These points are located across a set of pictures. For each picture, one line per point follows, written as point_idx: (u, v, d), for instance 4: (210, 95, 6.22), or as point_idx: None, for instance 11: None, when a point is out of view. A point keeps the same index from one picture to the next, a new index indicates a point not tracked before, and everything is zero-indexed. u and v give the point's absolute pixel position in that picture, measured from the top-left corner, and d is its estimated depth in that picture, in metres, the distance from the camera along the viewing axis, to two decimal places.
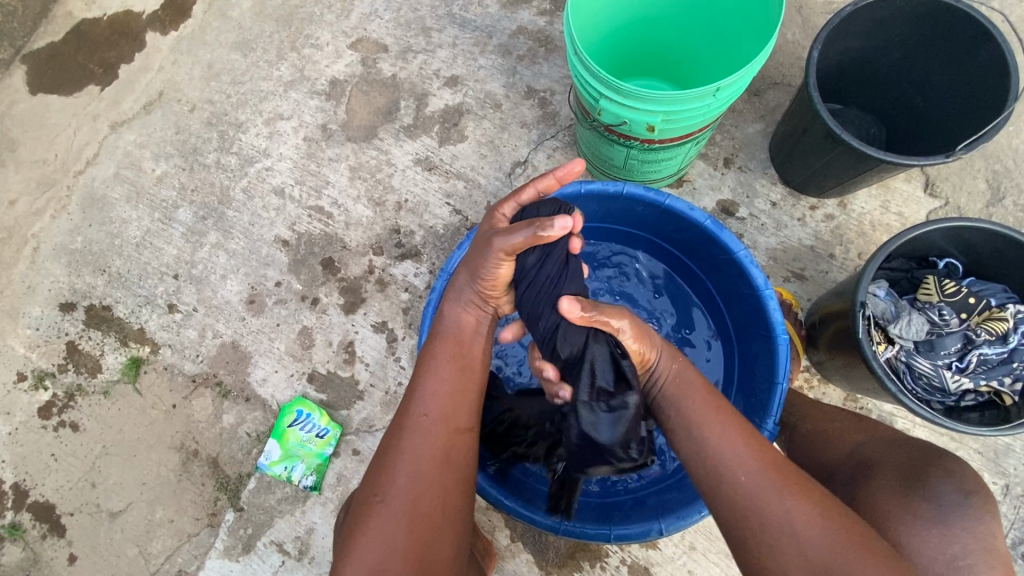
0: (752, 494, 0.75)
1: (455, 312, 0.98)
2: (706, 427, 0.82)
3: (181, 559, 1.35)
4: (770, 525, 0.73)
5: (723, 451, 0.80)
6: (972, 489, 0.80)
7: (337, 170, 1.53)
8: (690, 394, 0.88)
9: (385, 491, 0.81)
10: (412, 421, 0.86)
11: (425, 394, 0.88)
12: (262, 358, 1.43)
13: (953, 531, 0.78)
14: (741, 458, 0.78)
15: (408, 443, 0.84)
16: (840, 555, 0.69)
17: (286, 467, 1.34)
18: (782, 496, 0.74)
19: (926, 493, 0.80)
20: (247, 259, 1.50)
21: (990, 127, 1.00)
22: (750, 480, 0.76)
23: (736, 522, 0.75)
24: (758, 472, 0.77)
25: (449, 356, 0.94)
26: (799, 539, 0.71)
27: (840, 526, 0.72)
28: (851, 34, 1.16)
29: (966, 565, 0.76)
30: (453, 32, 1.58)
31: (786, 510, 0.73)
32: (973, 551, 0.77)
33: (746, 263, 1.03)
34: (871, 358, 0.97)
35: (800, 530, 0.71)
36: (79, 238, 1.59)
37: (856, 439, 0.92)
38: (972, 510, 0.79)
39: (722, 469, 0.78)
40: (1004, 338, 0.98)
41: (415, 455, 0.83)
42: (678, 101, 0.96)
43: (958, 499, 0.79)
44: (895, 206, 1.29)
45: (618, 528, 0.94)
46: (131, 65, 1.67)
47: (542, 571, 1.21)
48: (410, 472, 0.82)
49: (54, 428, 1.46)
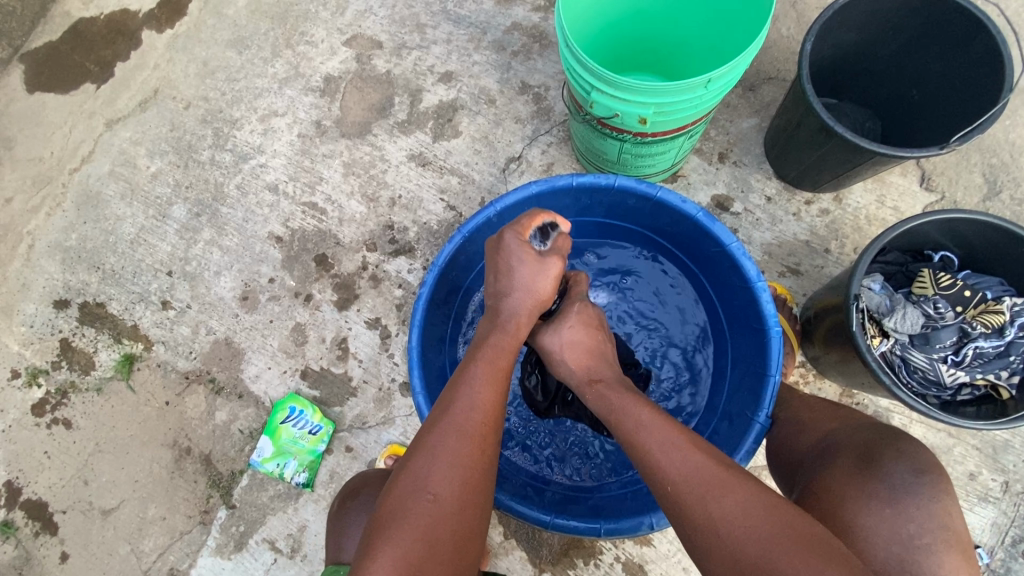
0: (681, 495, 0.70)
1: (512, 326, 0.93)
2: (637, 433, 0.78)
3: (173, 557, 1.35)
4: (698, 529, 0.68)
5: (654, 456, 0.75)
6: (926, 469, 0.80)
7: (331, 166, 1.52)
8: (626, 405, 0.83)
9: (434, 490, 0.73)
10: (467, 423, 0.79)
11: (477, 398, 0.82)
12: (255, 355, 1.42)
13: (909, 511, 0.78)
14: (672, 461, 0.73)
15: (459, 444, 0.77)
16: (773, 561, 0.62)
17: (278, 464, 1.33)
18: (712, 495, 0.69)
19: (879, 474, 0.81)
20: (240, 255, 1.50)
21: (985, 119, 0.99)
22: (678, 484, 0.71)
23: (679, 527, 0.70)
24: (690, 475, 0.71)
25: (498, 366, 0.87)
26: (730, 543, 0.65)
27: (781, 527, 0.65)
28: (845, 27, 1.16)
29: (924, 545, 0.76)
30: (447, 28, 1.57)
31: (716, 510, 0.67)
32: (930, 531, 0.77)
33: (738, 255, 1.02)
34: (865, 351, 0.96)
35: (729, 532, 0.66)
36: (73, 235, 1.59)
37: (827, 426, 0.92)
38: (926, 487, 0.79)
39: (650, 473, 0.74)
40: (1001, 331, 0.97)
41: (465, 459, 0.76)
42: (670, 93, 0.95)
43: (911, 478, 0.80)
44: (891, 201, 1.28)
45: (608, 522, 0.93)
46: (126, 63, 1.67)
47: (536, 569, 1.20)
48: (459, 474, 0.75)
49: (47, 426, 1.46)
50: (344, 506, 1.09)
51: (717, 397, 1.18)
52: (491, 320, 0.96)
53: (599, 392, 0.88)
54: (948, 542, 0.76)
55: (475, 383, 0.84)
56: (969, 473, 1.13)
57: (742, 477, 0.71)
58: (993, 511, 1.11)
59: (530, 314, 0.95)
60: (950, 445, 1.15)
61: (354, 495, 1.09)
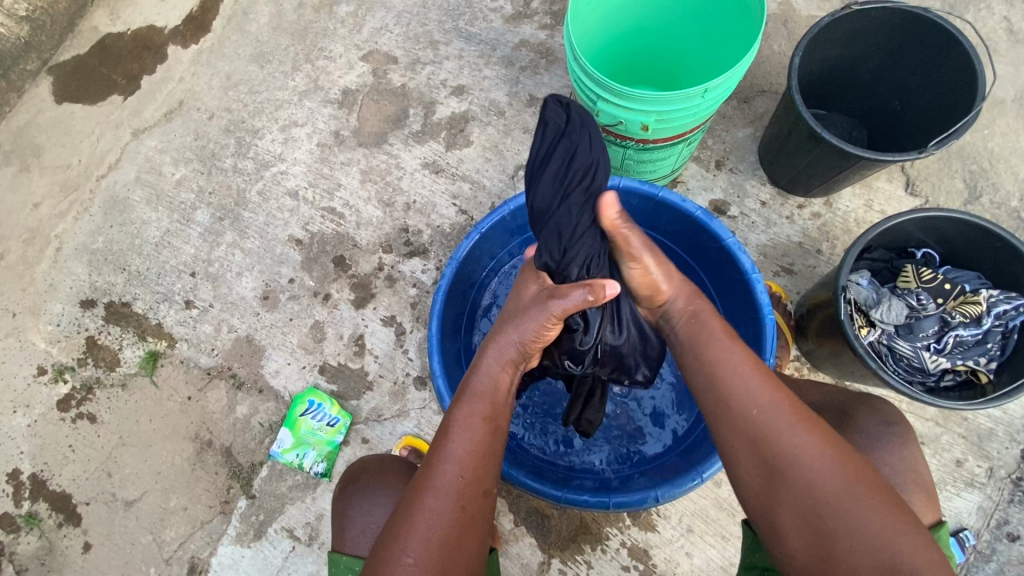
0: (767, 426, 0.79)
1: (485, 367, 0.94)
2: (720, 361, 0.85)
3: (194, 546, 1.39)
4: (781, 458, 0.77)
5: (737, 386, 0.83)
6: (895, 421, 0.93)
7: (349, 173, 1.61)
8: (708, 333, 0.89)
9: (414, 554, 0.79)
10: (444, 479, 0.84)
11: (455, 450, 0.86)
12: (274, 352, 1.49)
13: (883, 457, 0.90)
14: (757, 393, 0.81)
15: (440, 503, 0.82)
16: (847, 490, 0.74)
17: (297, 455, 1.39)
18: (794, 430, 0.78)
19: (856, 428, 0.92)
20: (261, 257, 1.57)
21: (960, 125, 1.07)
22: (763, 413, 0.80)
23: (750, 453, 0.80)
24: (776, 409, 0.80)
25: (478, 415, 0.89)
26: (806, 475, 0.76)
27: (845, 462, 0.76)
28: (831, 42, 1.25)
29: (898, 485, 0.88)
30: (459, 44, 1.67)
31: (794, 444, 0.77)
32: (901, 474, 0.89)
33: (735, 250, 1.10)
34: (853, 339, 1.03)
35: (806, 466, 0.76)
36: (100, 238, 1.66)
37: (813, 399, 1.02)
38: (896, 437, 0.91)
39: (737, 401, 0.82)
40: (978, 320, 1.04)
41: (453, 514, 0.82)
42: (670, 101, 1.04)
43: (883, 430, 0.92)
44: (878, 205, 1.36)
45: (615, 496, 0.99)
46: (153, 77, 1.76)
47: (545, 553, 1.25)
48: (439, 535, 0.81)
49: (72, 420, 1.51)
50: (344, 491, 1.13)
51: None
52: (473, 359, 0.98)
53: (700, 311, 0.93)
54: (914, 482, 0.89)
55: (454, 429, 0.88)
56: (956, 460, 1.20)
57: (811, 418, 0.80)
58: (979, 496, 1.18)
59: (509, 356, 0.96)
60: (937, 434, 1.21)
61: (353, 483, 1.14)
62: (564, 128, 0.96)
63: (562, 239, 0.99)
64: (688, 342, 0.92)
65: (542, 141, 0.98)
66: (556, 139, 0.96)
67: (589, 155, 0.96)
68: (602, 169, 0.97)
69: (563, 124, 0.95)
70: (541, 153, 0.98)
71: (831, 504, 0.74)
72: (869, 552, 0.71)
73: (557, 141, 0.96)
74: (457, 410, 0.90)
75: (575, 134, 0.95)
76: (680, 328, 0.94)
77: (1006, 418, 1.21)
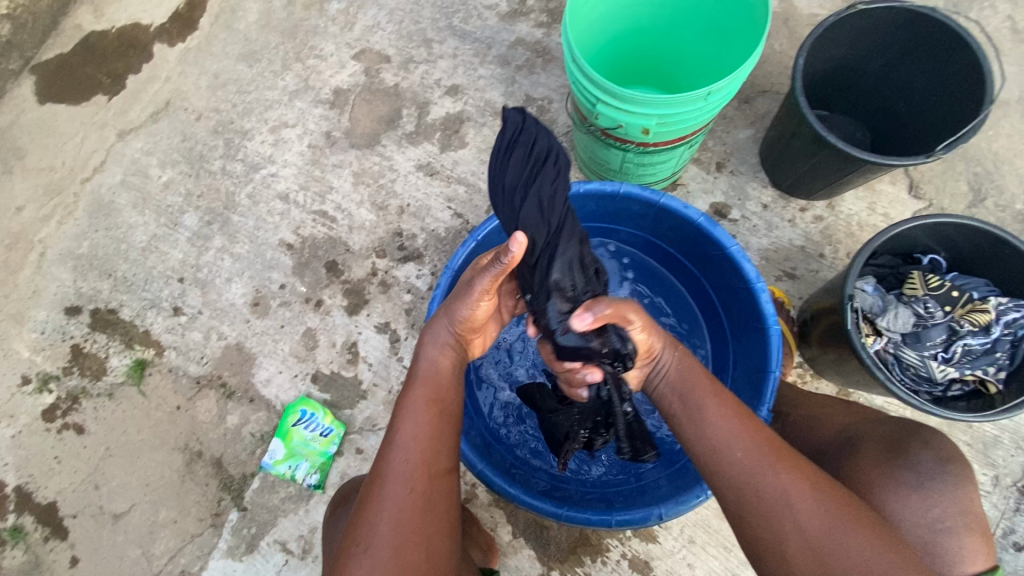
0: (750, 467, 0.80)
1: (427, 351, 0.95)
2: (705, 410, 0.88)
3: (184, 560, 1.36)
4: (767, 498, 0.78)
5: (720, 431, 0.85)
6: (949, 459, 0.89)
7: (341, 176, 1.57)
8: (689, 381, 0.92)
9: (366, 539, 0.79)
10: (399, 464, 0.84)
11: (404, 436, 0.86)
12: (266, 360, 1.45)
13: (932, 497, 0.87)
14: (739, 434, 0.84)
15: (397, 488, 0.82)
16: (838, 527, 0.74)
17: (290, 466, 1.36)
18: (778, 471, 0.79)
19: (908, 463, 0.88)
20: (251, 262, 1.53)
21: (968, 129, 1.05)
22: (747, 454, 0.81)
23: (738, 497, 0.80)
24: (757, 450, 0.81)
25: (423, 399, 0.90)
26: (799, 515, 0.76)
27: (832, 498, 0.77)
28: (835, 43, 1.22)
29: (946, 527, 0.85)
30: (453, 43, 1.63)
31: (781, 484, 0.78)
32: (952, 514, 0.86)
33: (738, 258, 1.07)
34: (860, 349, 1.01)
35: (796, 507, 0.76)
36: (85, 243, 1.61)
37: (844, 420, 0.98)
38: (950, 477, 0.88)
39: (719, 444, 0.84)
40: (987, 329, 1.03)
41: (408, 501, 0.81)
42: (672, 104, 1.00)
43: (936, 467, 0.88)
44: (881, 208, 1.34)
45: (619, 514, 0.97)
46: (138, 76, 1.71)
47: (544, 566, 1.23)
48: (393, 517, 0.80)
49: (58, 430, 1.47)
50: (336, 513, 1.10)
51: None
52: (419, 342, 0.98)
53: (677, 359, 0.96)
54: (968, 525, 0.86)
55: (402, 419, 0.87)
56: None
57: (795, 456, 0.81)
58: (985, 505, 1.16)
59: (446, 339, 0.96)
60: None
61: (344, 504, 1.10)
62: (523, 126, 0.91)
63: (544, 216, 0.92)
64: (671, 391, 0.93)
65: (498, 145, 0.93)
66: (511, 141, 0.91)
67: (546, 142, 0.91)
68: (563, 154, 0.91)
69: (521, 121, 0.91)
70: (500, 159, 0.92)
71: (824, 543, 0.73)
72: None
73: (513, 137, 0.91)
74: (405, 397, 0.91)
75: (532, 128, 0.90)
76: (668, 375, 0.95)
77: (1012, 425, 1.19)
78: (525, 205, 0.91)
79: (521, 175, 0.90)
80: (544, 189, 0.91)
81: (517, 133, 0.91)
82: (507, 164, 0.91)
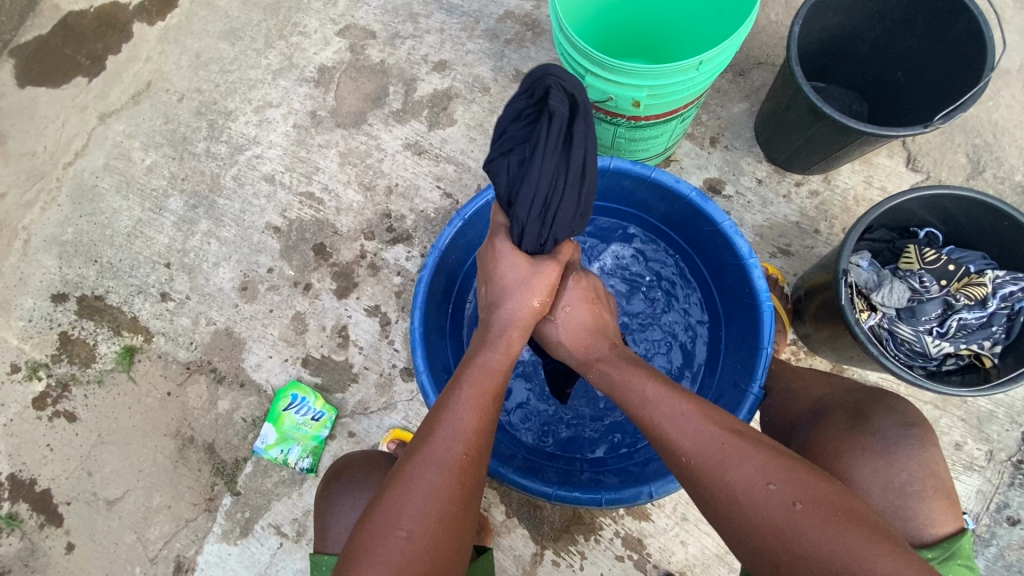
0: (697, 466, 0.74)
1: (502, 343, 0.90)
2: (644, 414, 0.81)
3: (179, 544, 1.36)
4: (717, 495, 0.72)
5: (665, 431, 0.78)
6: (913, 421, 0.88)
7: (327, 156, 1.53)
8: (629, 379, 0.86)
9: (407, 526, 0.74)
10: (445, 454, 0.78)
11: (461, 426, 0.80)
12: (255, 344, 1.44)
13: (898, 460, 0.85)
14: (683, 433, 0.76)
15: (438, 478, 0.77)
16: (793, 518, 0.67)
17: (282, 450, 1.36)
18: (727, 470, 0.72)
19: (872, 429, 0.88)
20: (238, 246, 1.51)
21: (968, 97, 1.02)
22: (693, 456, 0.75)
23: (696, 494, 0.75)
24: (706, 445, 0.74)
25: (476, 387, 0.85)
26: (750, 513, 0.70)
27: (792, 485, 0.69)
28: (831, 11, 1.18)
29: (942, 495, 0.84)
30: (440, 17, 1.58)
31: (733, 483, 0.71)
32: (919, 477, 0.84)
33: (731, 234, 1.05)
34: (855, 324, 0.99)
35: (748, 504, 0.70)
36: (69, 229, 1.58)
37: (819, 391, 0.98)
38: (921, 442, 0.86)
39: (665, 444, 0.78)
40: (983, 303, 1.01)
41: (440, 492, 0.76)
42: (663, 75, 0.97)
43: (900, 432, 0.87)
44: (878, 181, 1.31)
45: (608, 493, 0.96)
46: (117, 57, 1.66)
47: (538, 546, 1.23)
48: (435, 512, 0.75)
49: (49, 418, 1.46)
50: (330, 488, 1.11)
51: (712, 372, 1.21)
52: (483, 330, 0.93)
53: (603, 369, 0.92)
54: (935, 487, 0.84)
55: (458, 407, 0.82)
56: (955, 443, 1.18)
57: (751, 445, 0.73)
58: (978, 479, 1.16)
59: (512, 336, 0.92)
60: (937, 417, 1.19)
61: (339, 478, 1.11)
62: (572, 116, 0.85)
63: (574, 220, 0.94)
64: (615, 392, 0.88)
65: (551, 145, 0.83)
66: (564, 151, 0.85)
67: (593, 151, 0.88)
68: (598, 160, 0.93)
69: (572, 129, 0.84)
70: (550, 172, 0.85)
71: (779, 538, 0.68)
72: None
73: (565, 149, 0.84)
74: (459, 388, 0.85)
75: (585, 128, 0.85)
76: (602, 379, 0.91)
77: (1007, 400, 1.18)
78: (593, 189, 0.93)
79: (570, 191, 0.88)
80: (581, 199, 0.91)
81: (571, 138, 0.84)
82: (555, 180, 0.86)
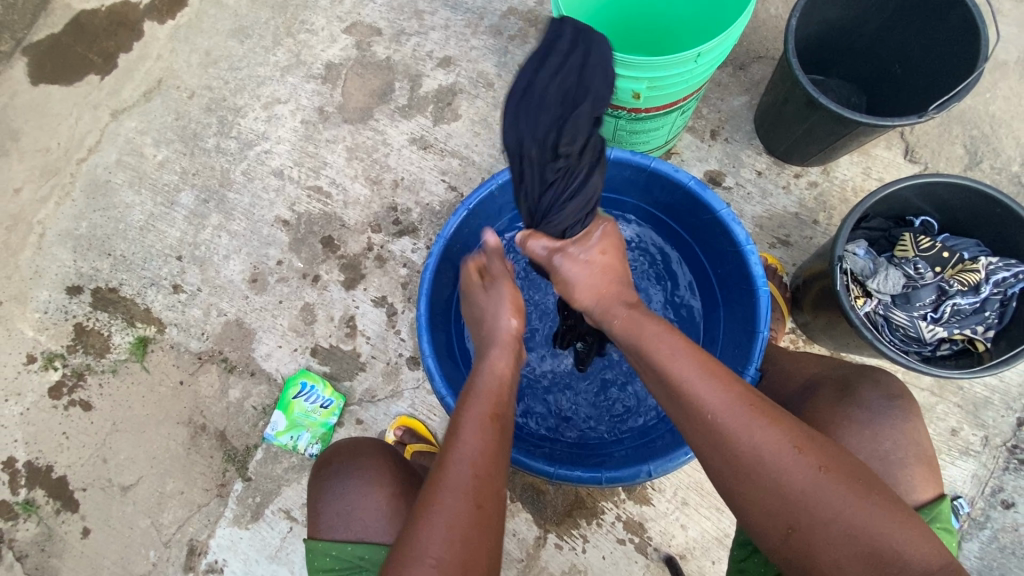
0: (726, 425, 0.76)
1: (488, 366, 0.94)
2: (671, 368, 0.81)
3: (191, 529, 1.40)
4: (742, 455, 0.75)
5: (690, 393, 0.79)
6: (897, 394, 0.91)
7: (334, 151, 1.57)
8: (654, 334, 0.87)
9: (436, 554, 0.74)
10: (462, 480, 0.80)
11: (476, 445, 0.82)
12: (265, 334, 1.47)
13: (882, 429, 0.89)
14: (706, 395, 0.78)
15: (459, 504, 0.78)
16: (816, 480, 0.73)
17: (291, 437, 1.39)
18: (755, 430, 0.75)
19: (859, 402, 0.91)
20: (248, 239, 1.54)
21: (962, 87, 1.04)
22: (719, 415, 0.76)
23: (719, 457, 0.77)
24: (735, 405, 0.76)
25: (482, 404, 0.87)
26: (775, 476, 0.73)
27: (817, 452, 0.74)
28: (828, 4, 1.21)
29: (931, 472, 0.87)
30: (445, 14, 1.61)
31: (758, 442, 0.74)
32: (903, 446, 0.88)
33: (729, 221, 1.07)
34: (849, 309, 1.02)
35: (775, 468, 0.74)
36: (84, 223, 1.62)
37: (810, 370, 1.00)
38: (910, 418, 0.89)
39: (689, 405, 0.79)
40: (976, 288, 1.03)
41: (464, 511, 0.78)
42: (662, 67, 0.99)
43: (884, 403, 0.90)
44: (876, 172, 1.33)
45: (608, 471, 0.99)
46: (129, 55, 1.70)
47: (540, 529, 1.26)
48: (460, 533, 0.76)
49: (65, 407, 1.50)
50: (321, 474, 1.14)
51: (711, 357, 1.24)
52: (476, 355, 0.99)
53: (633, 316, 0.93)
54: (920, 457, 0.87)
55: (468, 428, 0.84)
56: (951, 429, 1.20)
57: (769, 408, 0.77)
58: (974, 464, 1.18)
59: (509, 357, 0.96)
60: (933, 404, 1.21)
61: (326, 467, 1.13)
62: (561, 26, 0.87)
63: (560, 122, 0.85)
64: (634, 346, 0.89)
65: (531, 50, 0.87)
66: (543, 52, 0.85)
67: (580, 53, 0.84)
68: (600, 75, 0.85)
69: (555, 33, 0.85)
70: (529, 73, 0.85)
71: (802, 500, 0.72)
72: (847, 539, 0.71)
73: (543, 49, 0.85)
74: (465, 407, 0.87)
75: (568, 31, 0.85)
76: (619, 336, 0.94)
77: (1002, 386, 1.20)
78: (584, 88, 0.84)
79: (546, 86, 0.83)
80: (564, 96, 0.84)
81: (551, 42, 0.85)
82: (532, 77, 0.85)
